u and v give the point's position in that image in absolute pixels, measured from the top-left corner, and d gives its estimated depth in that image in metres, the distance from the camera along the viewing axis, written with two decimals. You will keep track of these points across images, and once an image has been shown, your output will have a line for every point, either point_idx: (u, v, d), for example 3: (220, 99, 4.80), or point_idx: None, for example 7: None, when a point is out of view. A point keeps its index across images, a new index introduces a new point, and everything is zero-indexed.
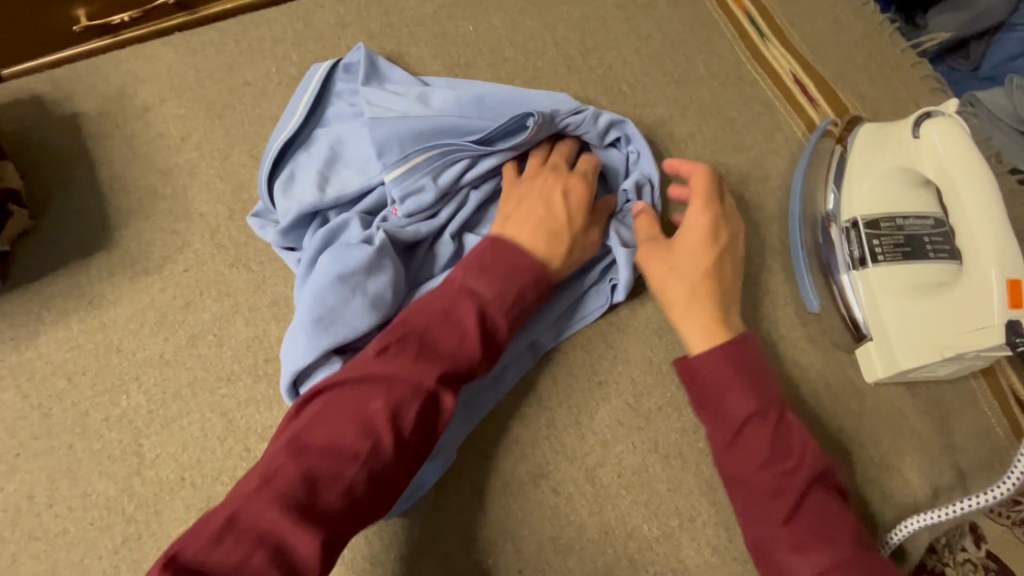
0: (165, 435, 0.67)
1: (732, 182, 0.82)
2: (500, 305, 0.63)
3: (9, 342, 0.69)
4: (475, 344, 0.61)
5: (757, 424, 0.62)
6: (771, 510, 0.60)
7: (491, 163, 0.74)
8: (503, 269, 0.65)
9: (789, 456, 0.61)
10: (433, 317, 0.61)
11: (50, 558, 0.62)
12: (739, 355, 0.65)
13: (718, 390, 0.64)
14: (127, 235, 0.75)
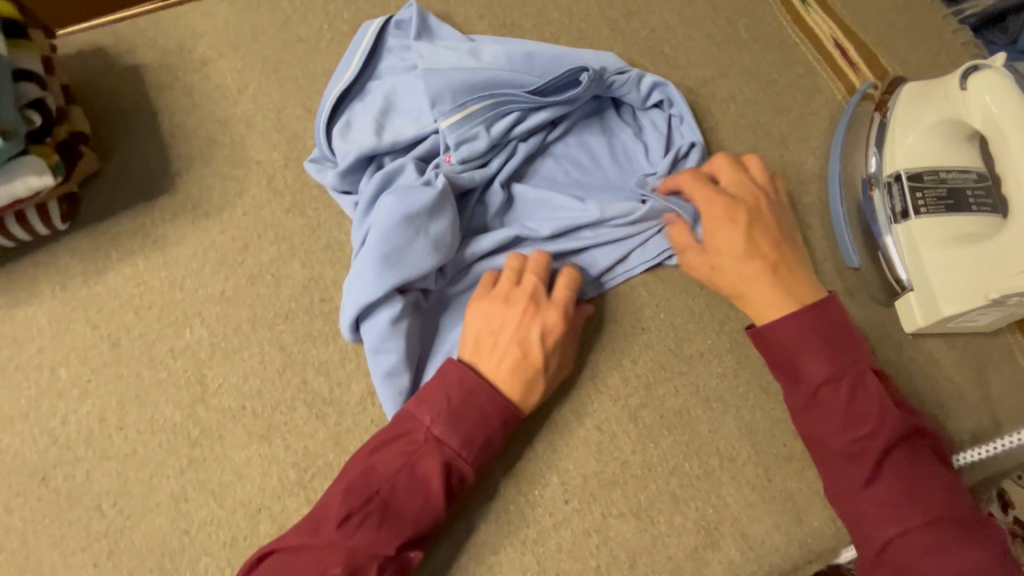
0: (228, 366, 0.70)
1: (772, 143, 0.83)
2: (466, 456, 0.62)
3: (78, 277, 0.73)
4: (439, 501, 0.61)
5: (833, 389, 0.62)
6: (850, 472, 0.61)
7: (542, 116, 0.77)
8: (469, 413, 0.62)
9: (867, 420, 0.61)
10: (397, 471, 0.61)
11: (122, 475, 0.66)
12: (813, 319, 0.65)
13: (792, 355, 0.64)
14: (188, 179, 0.78)
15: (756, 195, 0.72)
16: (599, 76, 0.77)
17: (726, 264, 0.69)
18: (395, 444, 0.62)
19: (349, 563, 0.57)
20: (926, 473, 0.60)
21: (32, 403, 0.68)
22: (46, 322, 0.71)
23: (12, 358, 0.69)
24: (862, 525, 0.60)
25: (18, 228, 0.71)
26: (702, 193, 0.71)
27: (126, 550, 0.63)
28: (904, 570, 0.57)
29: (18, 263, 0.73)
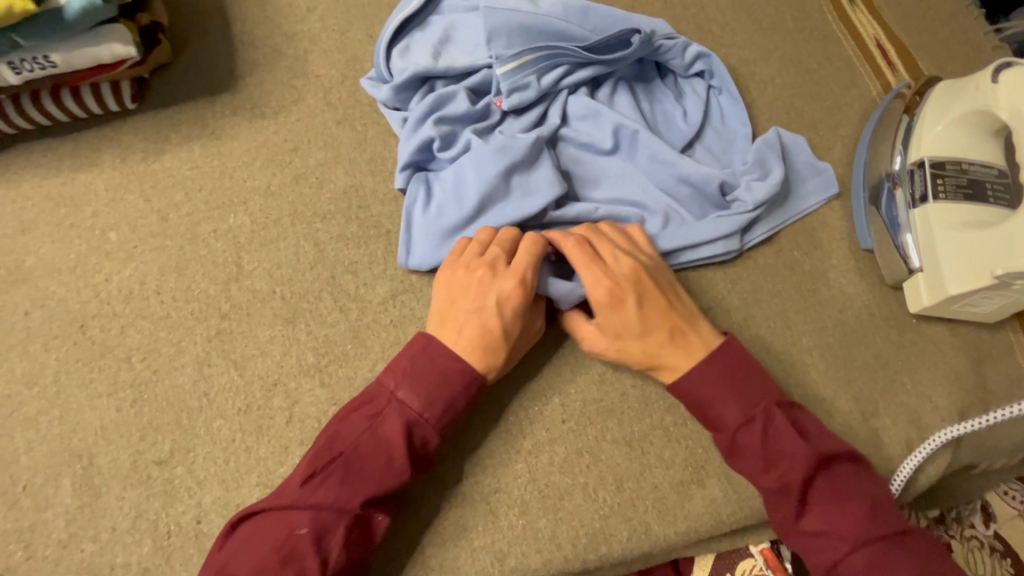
0: (264, 253, 0.75)
1: (803, 126, 0.87)
2: (428, 419, 0.62)
3: (138, 153, 0.78)
4: (401, 459, 0.60)
5: (749, 431, 0.63)
6: (781, 506, 0.62)
7: (592, 71, 0.81)
8: (433, 375, 0.63)
9: (783, 456, 0.62)
10: (359, 434, 0.61)
11: (154, 334, 0.70)
12: (720, 362, 0.66)
13: (708, 401, 0.65)
14: (250, 82, 0.83)
15: (634, 265, 0.68)
16: (649, 37, 0.81)
17: (626, 344, 0.67)
18: (361, 409, 0.63)
19: (315, 519, 0.57)
20: (852, 495, 0.61)
21: (81, 258, 0.72)
22: (103, 189, 0.76)
23: (68, 216, 0.74)
24: (807, 554, 0.61)
25: (92, 100, 0.76)
26: (590, 272, 0.67)
27: (148, 401, 0.67)
28: None
29: (85, 133, 0.78)
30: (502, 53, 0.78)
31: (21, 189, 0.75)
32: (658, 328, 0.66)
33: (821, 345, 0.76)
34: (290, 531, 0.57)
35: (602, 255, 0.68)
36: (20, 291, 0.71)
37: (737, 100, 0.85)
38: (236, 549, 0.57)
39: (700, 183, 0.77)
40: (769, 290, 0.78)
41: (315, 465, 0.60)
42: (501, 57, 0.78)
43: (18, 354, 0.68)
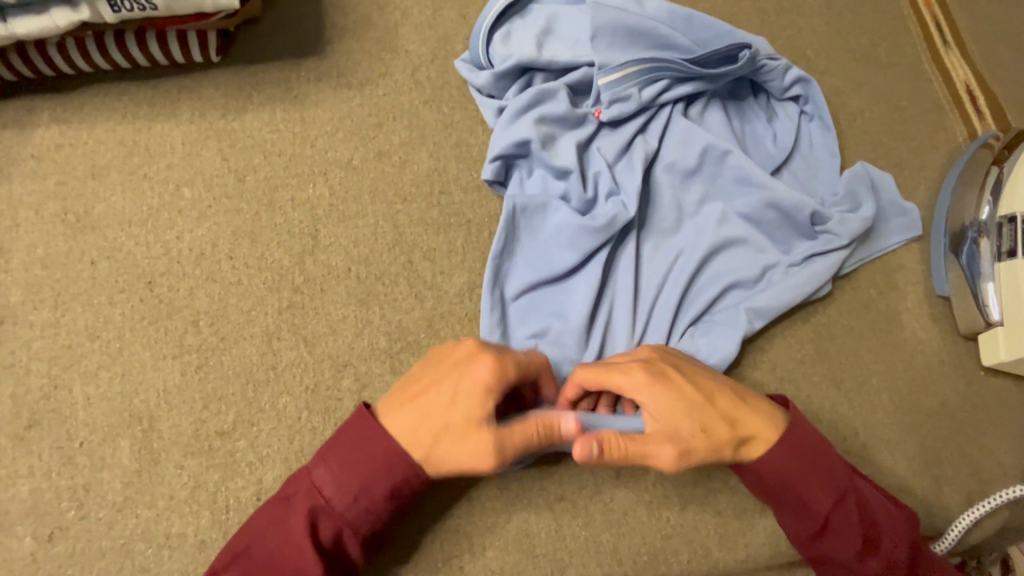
0: (341, 229, 0.72)
1: (888, 164, 0.86)
2: (338, 509, 0.54)
3: (219, 109, 0.75)
4: (306, 562, 0.53)
5: (842, 512, 0.59)
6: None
7: (693, 84, 0.79)
8: (355, 458, 0.54)
9: (880, 534, 0.60)
10: (271, 523, 0.55)
11: (223, 300, 0.67)
12: (792, 448, 0.59)
13: (796, 486, 0.59)
14: (338, 49, 0.80)
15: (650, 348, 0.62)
16: (755, 55, 0.79)
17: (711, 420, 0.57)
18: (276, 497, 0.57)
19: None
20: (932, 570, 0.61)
21: (152, 212, 0.70)
22: (179, 142, 0.73)
23: (142, 166, 0.71)
24: None
25: (177, 49, 0.72)
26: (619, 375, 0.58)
27: (214, 368, 0.65)
28: None
29: (164, 81, 0.75)
30: (606, 58, 0.77)
31: (94, 132, 0.71)
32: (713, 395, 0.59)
33: (889, 387, 0.75)
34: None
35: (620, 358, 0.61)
36: (87, 239, 0.68)
37: (829, 129, 0.83)
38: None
39: (789, 212, 0.76)
40: (843, 325, 0.77)
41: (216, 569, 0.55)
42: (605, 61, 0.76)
43: (82, 304, 0.65)
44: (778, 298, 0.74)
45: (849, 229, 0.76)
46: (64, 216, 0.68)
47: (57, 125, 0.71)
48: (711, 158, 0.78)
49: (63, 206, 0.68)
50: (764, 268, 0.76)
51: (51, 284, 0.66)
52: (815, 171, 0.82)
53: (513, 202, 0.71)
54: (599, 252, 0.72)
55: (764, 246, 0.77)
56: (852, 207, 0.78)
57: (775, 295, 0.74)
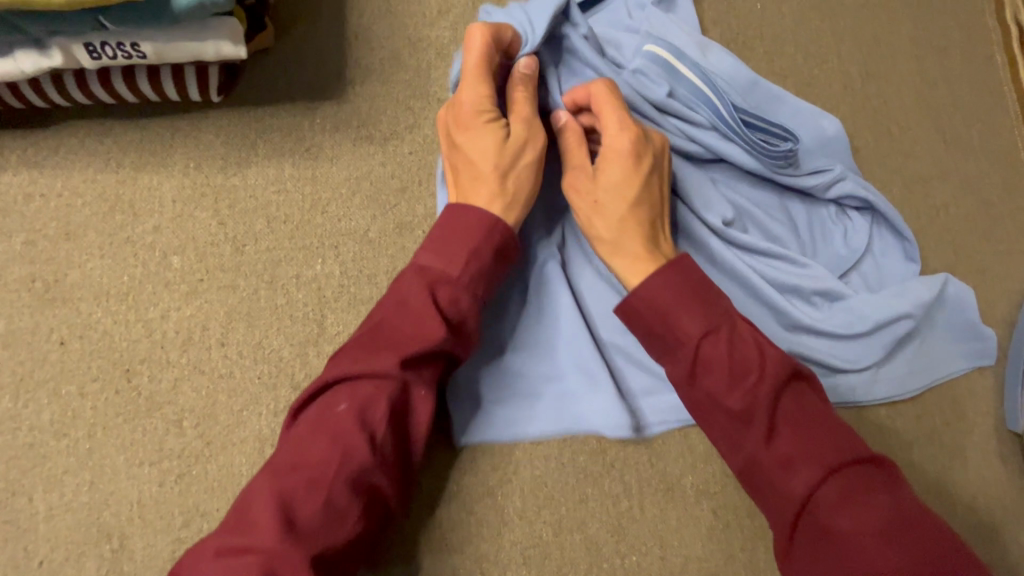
0: (352, 314, 0.63)
1: (969, 270, 0.76)
2: (456, 275, 0.52)
3: (218, 161, 0.64)
4: (435, 324, 0.50)
5: (713, 341, 0.50)
6: (745, 439, 0.48)
7: (734, 147, 0.68)
8: (450, 232, 0.53)
9: (750, 370, 0.49)
10: (387, 304, 0.51)
11: (211, 396, 0.59)
12: (677, 271, 0.52)
13: (669, 310, 0.52)
14: (360, 93, 0.69)
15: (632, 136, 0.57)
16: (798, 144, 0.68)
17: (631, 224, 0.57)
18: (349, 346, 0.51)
19: (338, 465, 0.46)
20: (819, 418, 0.48)
21: (134, 284, 0.60)
22: (170, 198, 0.63)
23: (125, 226, 0.61)
24: (774, 505, 0.48)
25: (171, 87, 0.61)
26: (613, 115, 0.58)
27: (196, 479, 0.57)
28: (829, 539, 0.44)
29: (155, 122, 0.64)
30: (657, 75, 0.68)
31: (71, 181, 0.61)
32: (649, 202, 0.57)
33: None
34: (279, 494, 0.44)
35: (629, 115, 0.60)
36: (57, 313, 0.58)
37: (904, 238, 0.72)
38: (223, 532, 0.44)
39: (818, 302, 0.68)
40: (901, 457, 0.70)
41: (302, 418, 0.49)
42: (651, 79, 0.68)
43: (48, 394, 0.57)
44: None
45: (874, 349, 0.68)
46: (31, 284, 0.59)
47: (28, 170, 0.61)
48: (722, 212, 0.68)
49: (32, 271, 0.59)
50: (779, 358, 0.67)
51: (14, 367, 0.57)
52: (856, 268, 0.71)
53: None
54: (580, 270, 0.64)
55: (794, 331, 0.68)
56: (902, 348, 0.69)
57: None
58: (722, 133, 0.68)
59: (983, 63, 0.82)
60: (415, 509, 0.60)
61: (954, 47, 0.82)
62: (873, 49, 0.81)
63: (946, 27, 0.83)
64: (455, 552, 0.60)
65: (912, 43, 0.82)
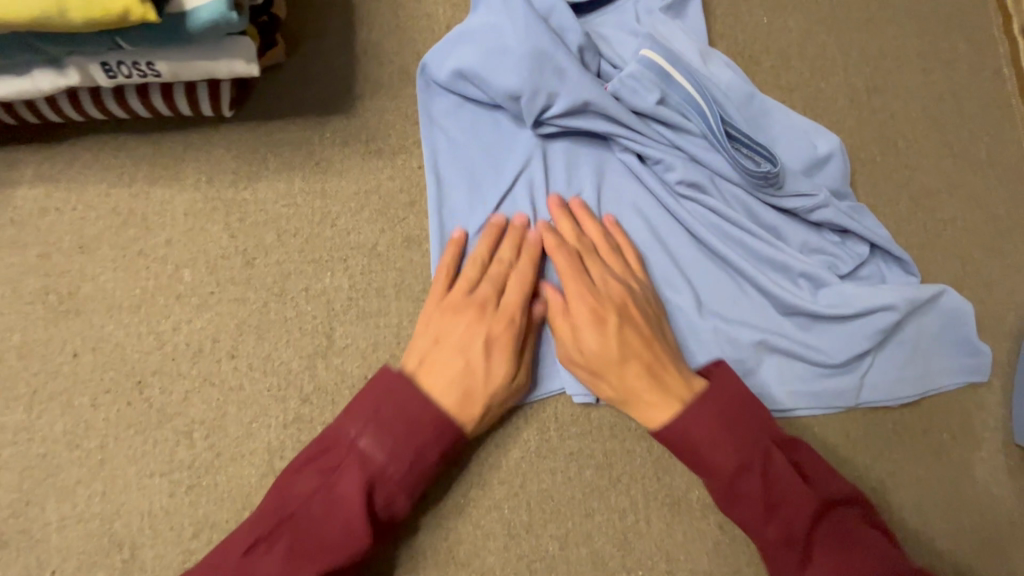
0: (360, 327, 0.63)
1: (976, 283, 0.76)
2: (390, 475, 0.54)
3: (229, 175, 0.65)
4: (363, 534, 0.53)
5: (748, 476, 0.56)
6: (779, 557, 0.56)
7: (719, 159, 0.69)
8: (399, 427, 0.55)
9: (788, 500, 0.56)
10: (375, 412, 0.56)
11: (221, 408, 0.60)
12: (710, 406, 0.58)
13: (704, 445, 0.57)
14: (369, 108, 0.69)
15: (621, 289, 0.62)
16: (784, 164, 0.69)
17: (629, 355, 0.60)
18: (315, 462, 0.56)
19: None
20: (851, 537, 0.55)
21: (146, 297, 0.61)
22: (182, 212, 0.64)
23: (137, 239, 0.62)
24: None
25: (184, 104, 0.62)
26: (576, 283, 0.62)
27: (205, 490, 0.57)
28: None
29: (167, 136, 0.65)
30: (650, 81, 0.68)
31: (85, 195, 0.62)
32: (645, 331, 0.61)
33: (952, 551, 0.68)
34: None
35: (592, 271, 0.63)
36: (71, 325, 0.59)
37: (905, 266, 0.71)
38: None
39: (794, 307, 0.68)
40: (908, 472, 0.70)
41: (291, 503, 0.54)
42: (644, 85, 0.68)
43: (60, 406, 0.57)
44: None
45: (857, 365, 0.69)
46: (45, 296, 0.60)
47: (43, 184, 0.62)
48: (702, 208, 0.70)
49: (45, 284, 0.60)
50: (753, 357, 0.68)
51: (27, 378, 0.58)
52: (841, 269, 0.70)
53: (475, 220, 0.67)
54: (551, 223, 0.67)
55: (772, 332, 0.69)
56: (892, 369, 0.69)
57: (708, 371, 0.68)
58: (708, 144, 0.69)
59: (990, 76, 0.82)
60: (424, 523, 0.61)
61: (961, 61, 0.83)
62: (880, 63, 0.82)
63: (953, 41, 0.83)
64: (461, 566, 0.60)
65: (919, 58, 0.82)
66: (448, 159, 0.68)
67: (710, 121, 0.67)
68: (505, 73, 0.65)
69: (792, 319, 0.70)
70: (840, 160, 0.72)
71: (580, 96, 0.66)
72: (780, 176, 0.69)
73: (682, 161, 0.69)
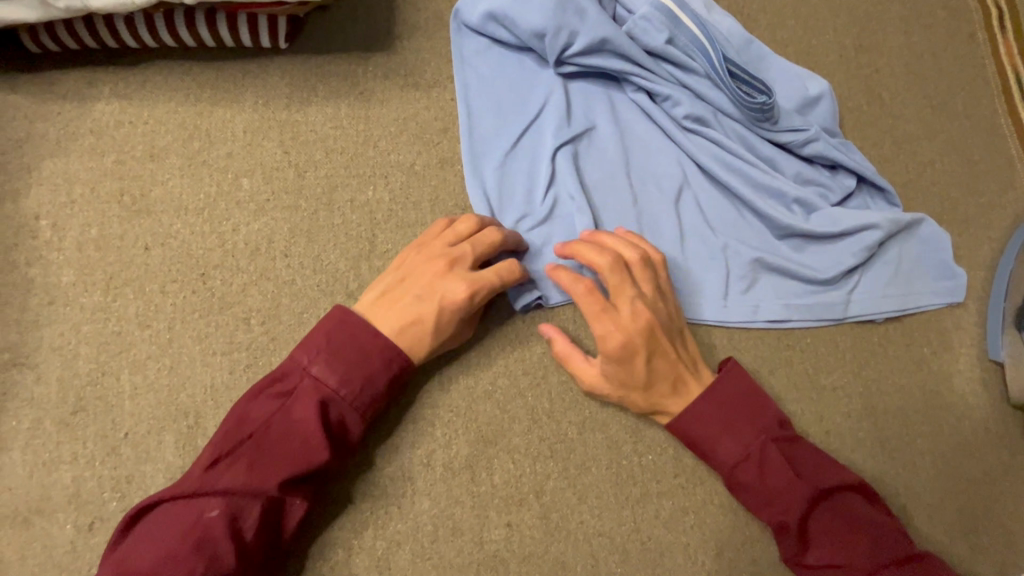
0: (399, 235, 0.70)
1: (954, 218, 0.83)
2: (345, 395, 0.57)
3: (283, 99, 0.73)
4: (321, 444, 0.55)
5: (744, 469, 0.62)
6: (783, 544, 0.61)
7: (721, 96, 0.77)
8: (355, 349, 0.58)
9: (780, 492, 0.60)
10: (325, 343, 0.58)
11: (276, 299, 0.66)
12: (710, 404, 0.63)
13: (704, 441, 0.63)
14: (407, 46, 0.77)
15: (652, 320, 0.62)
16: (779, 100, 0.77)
17: (629, 389, 0.64)
18: (272, 385, 0.57)
19: (219, 532, 0.50)
20: (850, 527, 0.58)
21: (209, 201, 0.68)
22: (241, 129, 0.71)
23: (202, 151, 0.69)
24: None
25: (246, 34, 0.70)
26: (599, 323, 0.62)
27: (262, 369, 0.64)
28: None
29: (228, 65, 0.72)
30: (660, 23, 0.77)
31: (155, 111, 0.70)
32: (659, 361, 0.63)
33: (934, 453, 0.74)
34: (225, 508, 0.52)
35: (627, 296, 0.63)
36: (143, 223, 0.66)
37: (887, 195, 0.79)
38: (130, 550, 0.51)
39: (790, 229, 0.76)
40: (894, 382, 0.76)
41: (250, 426, 0.55)
42: (655, 26, 0.76)
43: (133, 291, 0.64)
44: (702, 311, 0.73)
45: (844, 282, 0.76)
46: (120, 197, 0.67)
47: (119, 101, 0.70)
48: (705, 141, 0.78)
49: (121, 186, 0.67)
50: (754, 274, 0.75)
51: (104, 267, 0.65)
52: (831, 198, 0.78)
53: (504, 143, 0.74)
54: (569, 148, 0.74)
55: (769, 251, 0.76)
56: (876, 287, 0.77)
57: (708, 284, 0.74)
58: (711, 82, 0.78)
59: (965, 39, 0.91)
60: (456, 405, 0.66)
61: (939, 25, 0.91)
62: (867, 25, 0.90)
63: (931, 8, 0.92)
64: (489, 444, 0.66)
65: (901, 21, 0.91)
66: (473, 90, 0.76)
67: (714, 59, 0.75)
68: (530, 13, 0.73)
69: (785, 242, 0.77)
70: (829, 101, 0.80)
71: (597, 33, 0.74)
72: (775, 111, 0.77)
73: (688, 97, 0.77)
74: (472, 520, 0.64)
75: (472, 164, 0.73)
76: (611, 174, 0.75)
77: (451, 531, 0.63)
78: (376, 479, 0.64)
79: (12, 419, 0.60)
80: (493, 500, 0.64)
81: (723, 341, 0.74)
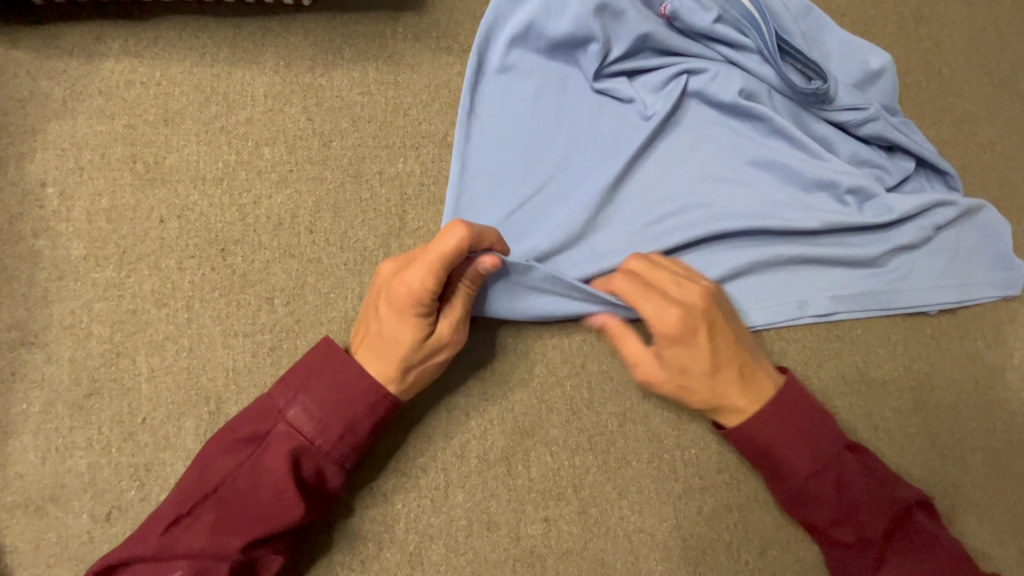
0: (431, 211, 0.65)
1: (1015, 204, 0.78)
2: (320, 447, 0.52)
3: (307, 62, 0.67)
4: (294, 501, 0.51)
5: (820, 481, 0.56)
6: (854, 560, 0.57)
7: (774, 74, 0.71)
8: (332, 395, 0.52)
9: (858, 505, 0.56)
10: (299, 389, 0.53)
11: (301, 278, 0.62)
12: (781, 407, 0.57)
13: (774, 449, 0.57)
14: (439, 5, 0.71)
15: (703, 292, 0.59)
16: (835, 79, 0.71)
17: (692, 381, 0.58)
18: (240, 432, 0.52)
19: None
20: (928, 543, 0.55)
21: (228, 170, 0.63)
22: (261, 93, 0.65)
23: (220, 116, 0.64)
24: None
25: None
26: (652, 303, 0.58)
27: (287, 352, 0.59)
28: None
29: (247, 22, 0.67)
30: None
31: (168, 72, 0.64)
32: (722, 350, 0.58)
33: (984, 450, 0.71)
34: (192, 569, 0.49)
35: (670, 288, 0.59)
36: (157, 192, 0.62)
37: (946, 178, 0.74)
38: None
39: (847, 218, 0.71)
40: (944, 376, 0.72)
41: (216, 477, 0.51)
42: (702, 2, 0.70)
43: (149, 266, 0.60)
44: (753, 309, 0.69)
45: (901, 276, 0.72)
46: (133, 164, 0.62)
47: (129, 60, 0.64)
48: (755, 124, 0.72)
49: (133, 152, 0.62)
50: (806, 267, 0.70)
51: (116, 240, 0.60)
52: (887, 181, 0.73)
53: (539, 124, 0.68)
54: (610, 135, 0.69)
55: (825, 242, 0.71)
56: (933, 281, 0.72)
57: (757, 278, 0.70)
58: (763, 57, 0.72)
59: None
60: (490, 394, 0.63)
61: None
62: None
63: None
64: (526, 435, 0.62)
65: None
66: (506, 71, 0.69)
67: (768, 33, 0.69)
68: None
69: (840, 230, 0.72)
70: (890, 77, 0.75)
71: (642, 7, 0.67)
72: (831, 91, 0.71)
73: (737, 74, 0.71)
74: (509, 514, 0.61)
75: (506, 149, 0.67)
76: (654, 163, 0.70)
77: (486, 525, 0.60)
78: (408, 471, 0.60)
79: (22, 402, 0.57)
80: (529, 494, 0.61)
81: (769, 331, 0.70)
